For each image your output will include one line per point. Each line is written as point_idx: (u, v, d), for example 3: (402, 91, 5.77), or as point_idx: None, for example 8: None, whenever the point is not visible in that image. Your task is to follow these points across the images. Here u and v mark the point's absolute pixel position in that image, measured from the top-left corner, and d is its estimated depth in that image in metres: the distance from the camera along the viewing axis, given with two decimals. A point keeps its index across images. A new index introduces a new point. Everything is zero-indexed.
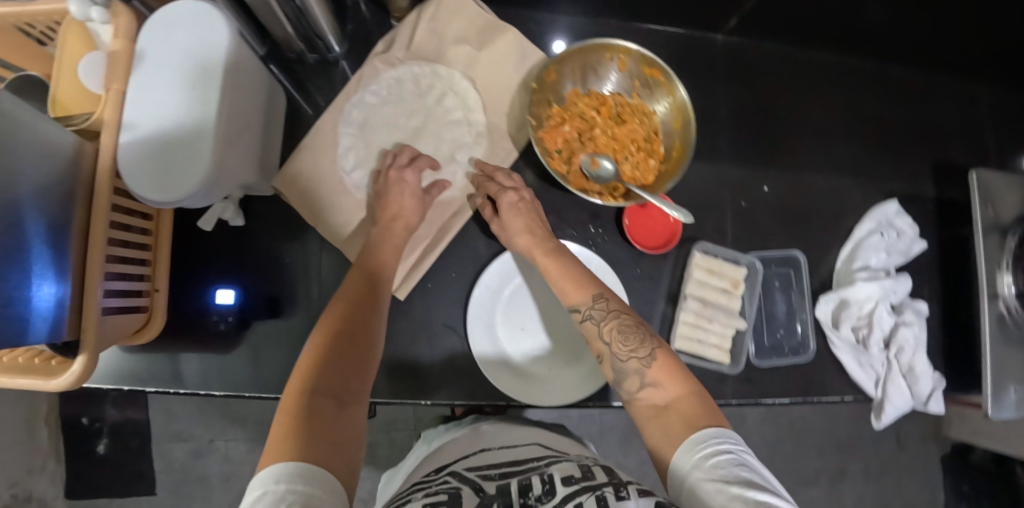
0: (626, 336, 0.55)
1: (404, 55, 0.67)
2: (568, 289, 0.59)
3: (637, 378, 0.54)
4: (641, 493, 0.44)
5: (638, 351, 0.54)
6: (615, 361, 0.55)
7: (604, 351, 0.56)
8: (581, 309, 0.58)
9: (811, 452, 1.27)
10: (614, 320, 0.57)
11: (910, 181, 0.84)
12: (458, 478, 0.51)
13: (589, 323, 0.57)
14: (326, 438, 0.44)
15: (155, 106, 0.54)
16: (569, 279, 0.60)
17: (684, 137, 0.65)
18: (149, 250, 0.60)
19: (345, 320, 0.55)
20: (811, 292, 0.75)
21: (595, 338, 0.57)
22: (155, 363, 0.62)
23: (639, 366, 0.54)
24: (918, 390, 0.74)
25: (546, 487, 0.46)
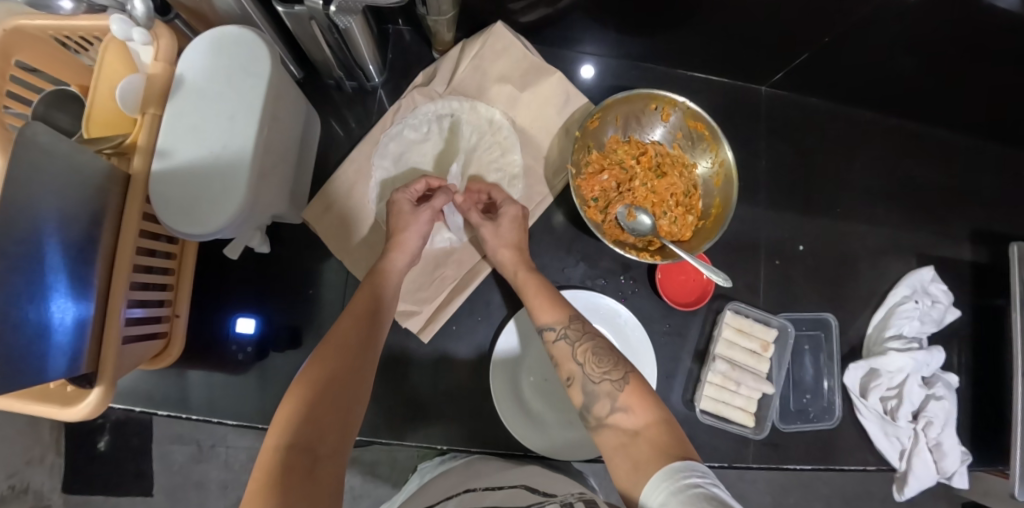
0: (601, 358, 0.54)
1: (444, 90, 0.66)
2: (544, 308, 0.57)
3: (607, 403, 0.52)
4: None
5: (610, 373, 0.53)
6: (586, 384, 0.54)
7: (576, 373, 0.54)
8: (557, 327, 0.56)
9: (817, 502, 1.26)
10: (588, 342, 0.55)
11: (948, 247, 0.82)
12: None
13: (562, 342, 0.56)
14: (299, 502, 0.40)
15: (192, 135, 0.53)
16: (541, 296, 0.58)
17: (724, 195, 0.63)
18: (172, 274, 0.59)
19: (339, 361, 0.51)
20: (841, 356, 0.73)
21: (567, 359, 0.55)
22: (167, 387, 0.61)
23: (612, 390, 0.52)
24: (943, 466, 0.72)
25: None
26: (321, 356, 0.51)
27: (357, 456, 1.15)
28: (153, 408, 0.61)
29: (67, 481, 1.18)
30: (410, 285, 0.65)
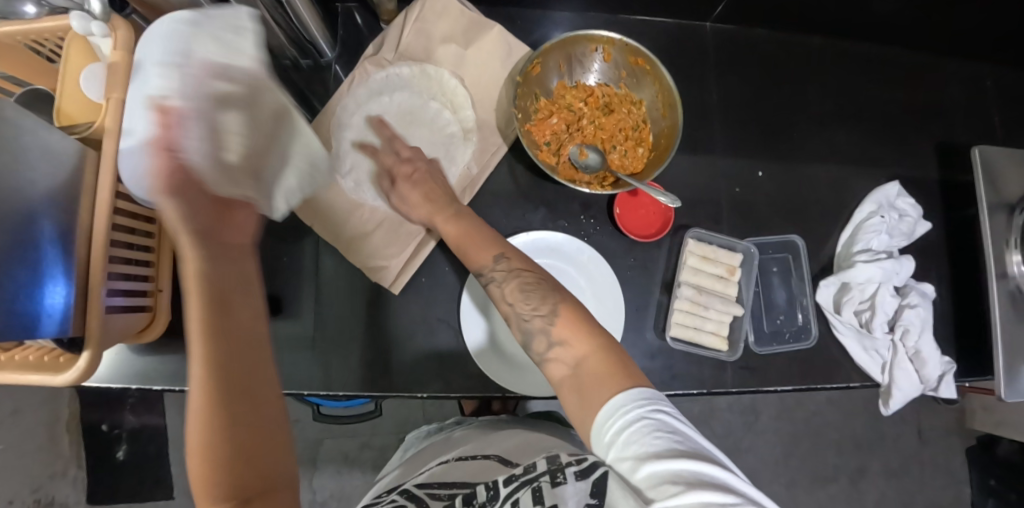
0: (527, 295, 0.55)
1: (393, 57, 0.68)
2: (476, 248, 0.59)
3: (544, 337, 0.52)
4: (580, 473, 0.41)
5: (539, 310, 0.53)
6: (520, 321, 0.54)
7: (510, 312, 0.55)
8: (486, 272, 0.58)
9: (829, 449, 1.25)
10: (515, 279, 0.56)
11: (914, 164, 0.82)
12: (407, 495, 0.52)
13: (492, 284, 0.57)
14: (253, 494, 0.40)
15: None
16: (472, 243, 0.60)
17: (671, 123, 0.65)
18: (152, 252, 0.64)
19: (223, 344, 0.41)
20: (811, 275, 0.75)
21: (500, 300, 0.57)
22: (173, 364, 0.68)
23: (543, 324, 0.52)
24: (926, 374, 0.72)
25: (489, 492, 0.47)
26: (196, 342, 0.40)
27: (366, 441, 1.18)
28: (174, 386, 0.67)
29: (91, 491, 1.22)
30: (378, 242, 0.67)
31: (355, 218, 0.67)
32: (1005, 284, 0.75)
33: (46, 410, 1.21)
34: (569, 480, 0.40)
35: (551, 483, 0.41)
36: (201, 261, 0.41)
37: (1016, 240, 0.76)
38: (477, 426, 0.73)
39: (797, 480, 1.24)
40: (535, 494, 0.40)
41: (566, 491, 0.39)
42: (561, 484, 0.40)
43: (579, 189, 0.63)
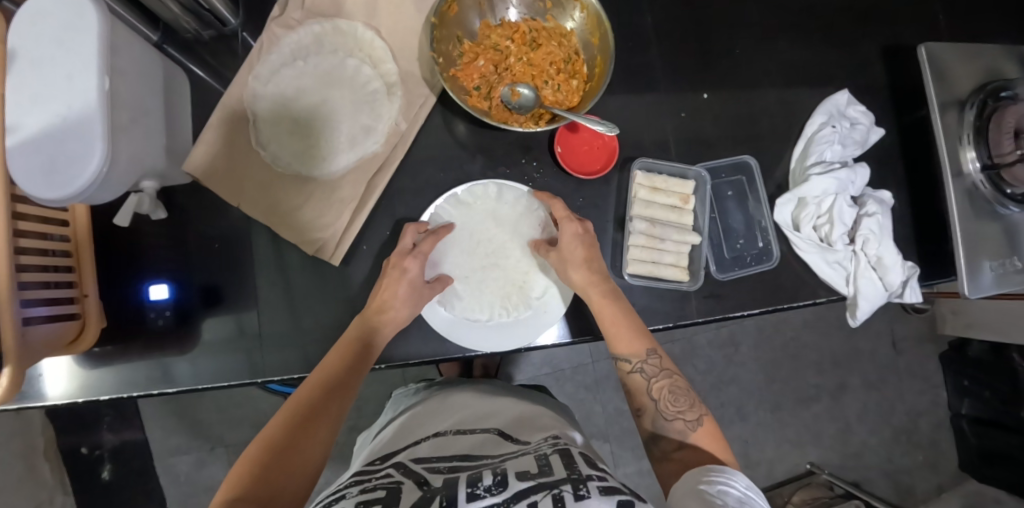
0: (676, 398, 0.54)
1: (302, 15, 0.64)
2: (622, 339, 0.57)
3: (677, 440, 0.52)
4: (603, 491, 0.39)
5: (685, 413, 0.53)
6: (659, 418, 0.54)
7: (649, 407, 0.54)
8: (633, 361, 0.56)
9: (809, 369, 1.37)
10: (666, 379, 0.55)
11: (863, 69, 0.80)
12: (403, 470, 0.46)
13: (638, 375, 0.56)
14: (253, 503, 0.41)
15: (39, 103, 0.51)
16: (614, 320, 0.58)
17: (604, 51, 0.62)
18: (71, 256, 0.59)
19: (346, 367, 0.54)
20: (768, 195, 0.73)
21: (641, 392, 0.56)
22: (140, 368, 0.62)
23: (684, 428, 0.52)
24: (890, 281, 0.71)
25: (497, 478, 0.43)
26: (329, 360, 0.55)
27: (352, 425, 1.16)
28: (126, 393, 0.62)
29: None
30: (311, 213, 0.63)
31: (287, 190, 0.63)
32: (963, 182, 0.74)
33: None
34: (594, 496, 0.38)
35: (573, 495, 0.38)
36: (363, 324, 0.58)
37: (969, 136, 0.75)
38: (475, 389, 0.69)
39: (783, 404, 1.36)
40: (559, 504, 0.37)
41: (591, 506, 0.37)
42: (585, 498, 0.37)
43: (512, 129, 0.61)
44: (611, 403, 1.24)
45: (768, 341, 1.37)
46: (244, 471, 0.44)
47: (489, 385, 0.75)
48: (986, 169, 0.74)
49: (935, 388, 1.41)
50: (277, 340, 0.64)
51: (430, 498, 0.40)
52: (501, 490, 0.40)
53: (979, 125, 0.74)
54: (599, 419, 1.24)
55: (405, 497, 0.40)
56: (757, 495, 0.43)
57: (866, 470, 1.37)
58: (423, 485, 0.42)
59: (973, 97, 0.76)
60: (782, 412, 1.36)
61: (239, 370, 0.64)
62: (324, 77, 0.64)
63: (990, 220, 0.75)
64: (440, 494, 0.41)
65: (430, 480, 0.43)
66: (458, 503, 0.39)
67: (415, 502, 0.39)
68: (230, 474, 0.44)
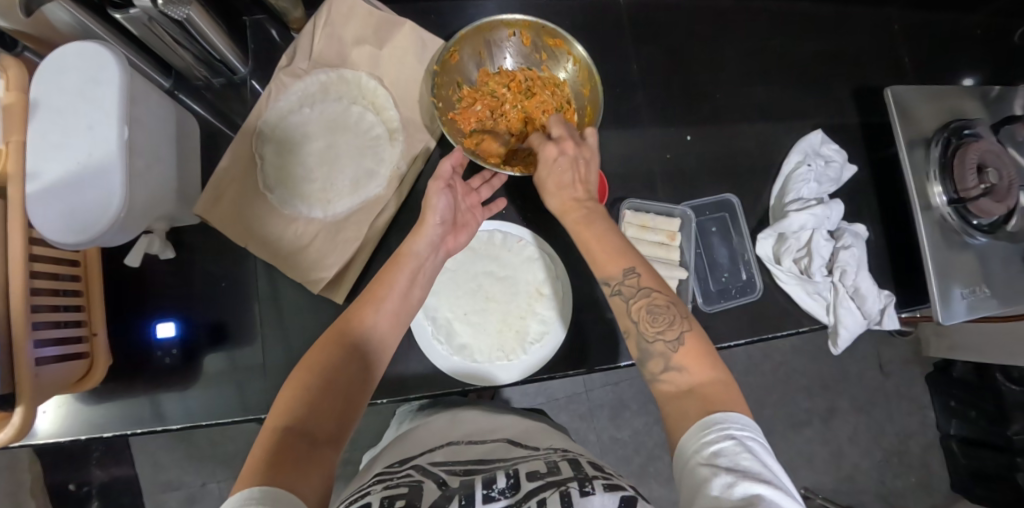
0: (655, 317, 0.52)
1: (308, 66, 0.68)
2: (606, 260, 0.55)
3: (661, 360, 0.50)
4: (607, 488, 0.41)
5: (664, 333, 0.51)
6: (641, 340, 0.52)
7: (632, 329, 0.53)
8: (611, 283, 0.55)
9: (799, 394, 1.40)
10: (644, 298, 0.53)
11: (836, 111, 0.85)
12: (421, 472, 0.48)
13: (617, 298, 0.54)
14: (292, 462, 0.40)
15: (59, 151, 0.53)
16: (602, 252, 0.56)
17: (593, 101, 0.68)
18: (82, 297, 0.61)
19: (368, 324, 0.52)
20: (750, 231, 0.78)
21: (623, 314, 0.54)
22: (137, 406, 0.64)
23: (665, 349, 0.50)
24: (868, 309, 0.74)
25: (510, 480, 0.45)
26: (350, 314, 0.53)
27: (348, 458, 1.16)
28: (127, 430, 0.63)
29: None
30: (315, 253, 0.65)
31: (291, 229, 0.65)
32: (931, 215, 0.79)
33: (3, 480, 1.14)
34: (597, 491, 0.40)
35: (579, 491, 0.40)
36: (387, 282, 0.56)
37: (935, 172, 0.80)
38: (480, 407, 0.71)
39: (774, 428, 1.38)
40: (565, 498, 0.39)
41: (595, 502, 0.39)
42: (589, 494, 0.40)
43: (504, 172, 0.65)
44: (605, 431, 1.26)
45: (757, 366, 1.40)
46: (273, 432, 0.42)
47: (492, 404, 0.77)
48: (952, 202, 0.79)
49: (923, 410, 1.44)
50: (280, 376, 0.66)
51: (450, 497, 0.42)
52: (514, 492, 0.42)
53: (943, 162, 0.80)
54: (593, 447, 1.25)
55: (425, 496, 0.43)
56: (754, 432, 0.41)
57: (859, 494, 1.38)
58: (442, 486, 0.44)
59: (938, 136, 0.82)
60: (774, 436, 1.38)
61: (241, 407, 0.65)
62: (331, 122, 0.68)
63: (961, 249, 0.79)
64: (458, 493, 0.43)
65: (448, 481, 0.46)
66: (475, 503, 0.41)
67: (435, 500, 0.42)
68: (259, 433, 0.43)
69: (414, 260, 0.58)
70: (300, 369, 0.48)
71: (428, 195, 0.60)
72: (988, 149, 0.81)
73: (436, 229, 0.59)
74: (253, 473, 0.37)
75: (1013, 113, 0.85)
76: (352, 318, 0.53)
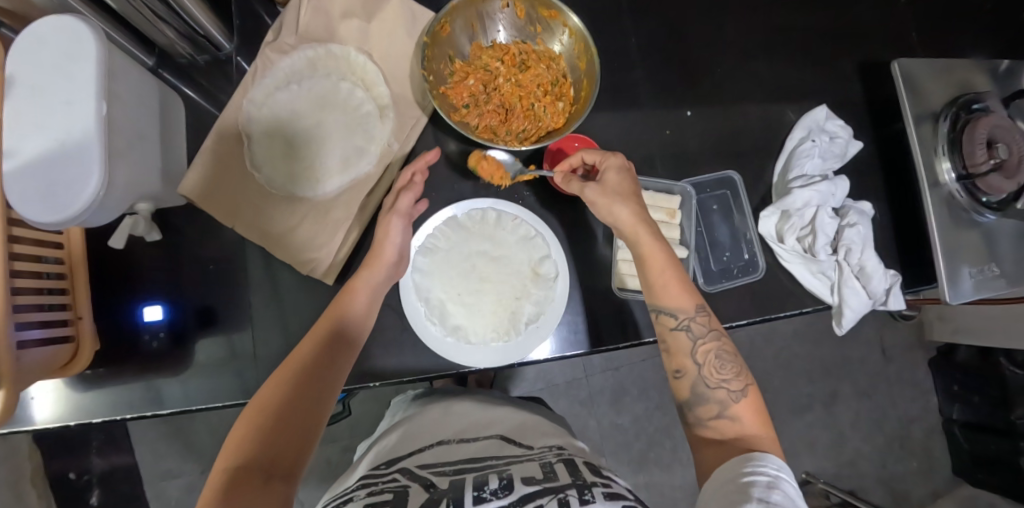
0: (721, 364, 0.53)
1: (296, 40, 0.65)
2: (668, 293, 0.56)
3: (717, 408, 0.52)
4: (607, 497, 0.41)
5: (730, 382, 0.52)
6: (699, 382, 0.53)
7: (692, 371, 0.54)
8: (677, 317, 0.56)
9: (802, 379, 1.39)
10: (712, 342, 0.54)
11: (841, 86, 0.83)
12: (410, 475, 0.47)
13: (682, 333, 0.55)
14: (236, 503, 0.39)
15: (36, 128, 0.51)
16: (659, 281, 0.57)
17: (590, 74, 0.65)
18: (67, 279, 0.59)
19: (320, 355, 0.53)
20: (753, 209, 0.76)
21: (684, 353, 0.55)
22: (128, 391, 0.62)
23: (725, 398, 0.52)
24: (873, 290, 0.72)
25: (502, 481, 0.43)
26: (301, 349, 0.53)
27: (347, 445, 1.16)
28: (119, 415, 0.62)
29: None
30: (305, 234, 0.64)
31: (279, 211, 0.64)
32: (939, 192, 0.77)
33: None
34: (598, 500, 0.40)
35: (579, 499, 0.39)
36: (336, 314, 0.56)
37: (944, 148, 0.78)
38: (474, 399, 0.69)
39: (776, 413, 1.37)
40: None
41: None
42: (589, 502, 0.39)
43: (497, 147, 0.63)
44: (605, 417, 1.25)
45: (759, 352, 1.38)
46: (221, 476, 0.42)
47: (484, 393, 0.76)
48: (961, 179, 0.76)
49: (926, 395, 1.43)
50: (271, 359, 0.65)
51: (437, 501, 0.41)
52: (506, 494, 0.41)
53: (953, 137, 0.77)
54: (593, 433, 1.24)
55: (411, 501, 0.42)
56: (789, 476, 0.43)
57: (861, 479, 1.38)
58: (431, 490, 0.43)
59: (947, 110, 0.79)
60: (776, 422, 1.37)
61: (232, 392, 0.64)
62: (319, 99, 0.66)
63: (968, 228, 0.77)
64: (446, 496, 0.42)
65: (437, 482, 0.45)
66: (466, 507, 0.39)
67: (422, 504, 0.41)
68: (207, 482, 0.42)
69: (368, 290, 0.59)
70: (250, 409, 0.48)
71: (385, 226, 0.61)
72: (998, 123, 0.79)
73: (391, 265, 0.61)
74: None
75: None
76: (305, 353, 0.52)
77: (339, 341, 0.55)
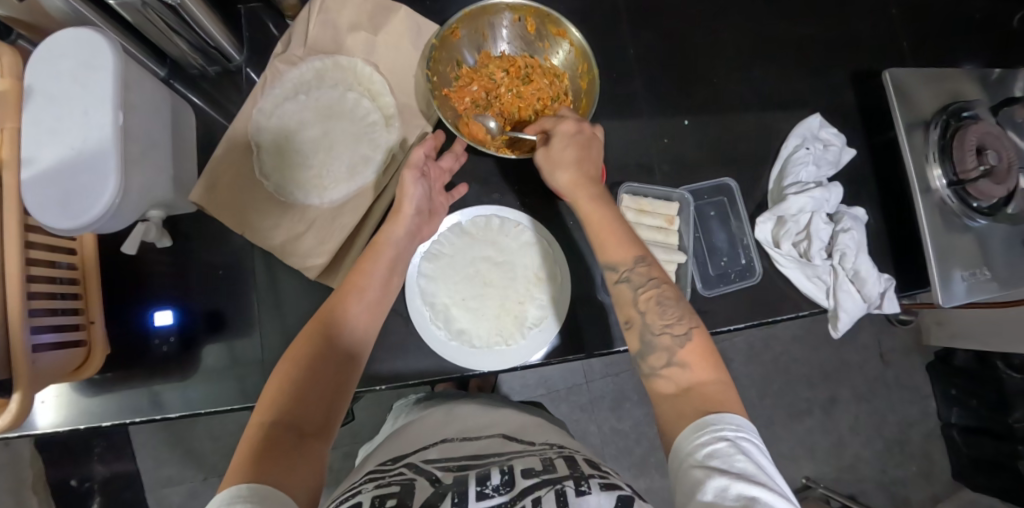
0: (663, 309, 0.53)
1: (304, 52, 0.67)
2: (614, 247, 0.56)
3: (665, 354, 0.50)
4: (603, 487, 0.41)
5: (673, 326, 0.51)
6: (646, 331, 0.52)
7: (637, 320, 0.53)
8: (620, 269, 0.56)
9: (800, 383, 1.40)
10: (652, 290, 0.54)
11: (834, 95, 0.85)
12: (415, 469, 0.48)
13: (624, 285, 0.55)
14: (278, 457, 0.40)
15: (53, 136, 0.53)
16: (611, 238, 0.57)
17: (590, 95, 0.67)
18: (80, 285, 0.61)
19: (350, 310, 0.53)
20: (750, 216, 0.77)
21: (628, 304, 0.54)
22: (135, 395, 0.64)
23: (671, 343, 0.50)
24: (868, 293, 0.74)
25: (506, 476, 0.44)
26: (331, 303, 0.53)
27: (350, 450, 1.16)
28: (127, 419, 0.63)
29: None
30: (310, 238, 0.65)
31: (285, 214, 0.65)
32: (931, 197, 0.78)
33: None
34: (594, 490, 0.40)
35: (575, 490, 0.40)
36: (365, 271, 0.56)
37: (934, 154, 0.80)
38: (475, 403, 0.70)
39: (776, 418, 1.38)
40: (561, 498, 0.39)
41: (591, 501, 0.39)
42: (585, 493, 0.40)
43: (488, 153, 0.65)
44: (606, 422, 1.26)
45: (758, 357, 1.40)
46: (260, 426, 0.43)
47: (485, 397, 0.77)
48: (952, 185, 0.78)
49: (924, 399, 1.44)
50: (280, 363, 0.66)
51: (442, 494, 0.42)
52: (508, 489, 0.42)
53: (943, 144, 0.80)
54: (594, 438, 1.25)
55: (417, 494, 0.42)
56: (747, 433, 0.41)
57: (860, 483, 1.38)
58: (435, 483, 0.44)
59: (937, 118, 0.81)
60: (775, 426, 1.37)
61: (240, 394, 0.65)
62: (326, 108, 0.68)
63: (961, 231, 0.79)
64: (451, 490, 0.42)
65: (441, 477, 0.45)
66: (468, 500, 0.40)
67: (427, 498, 0.41)
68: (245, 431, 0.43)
69: (395, 247, 0.59)
70: (285, 362, 0.48)
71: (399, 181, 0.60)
72: (988, 131, 0.81)
73: (412, 219, 0.60)
74: (245, 471, 0.38)
75: (1013, 95, 0.85)
76: (332, 311, 0.52)
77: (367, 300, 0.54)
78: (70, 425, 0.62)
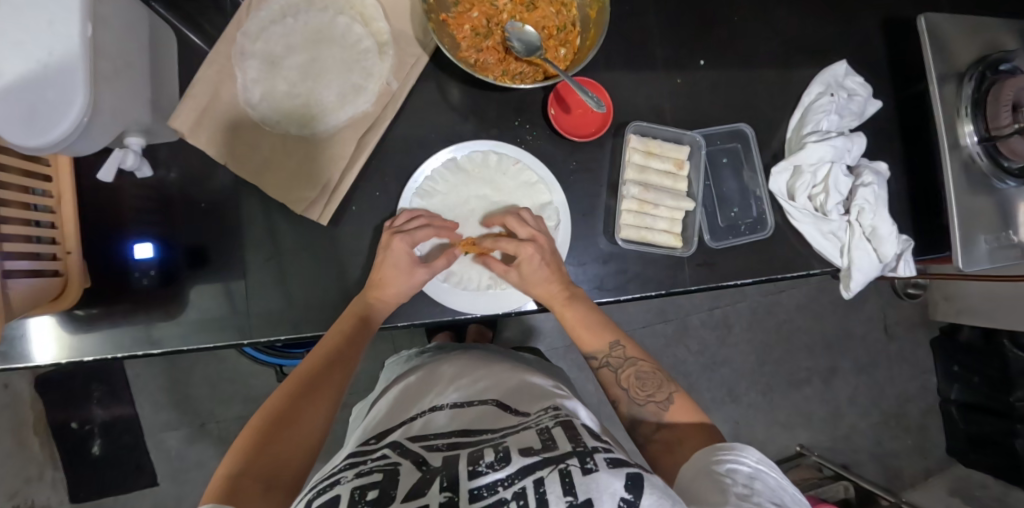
0: (643, 382, 0.57)
1: None
2: (583, 333, 0.61)
3: (654, 420, 0.54)
4: (610, 464, 0.40)
5: (654, 395, 0.56)
6: (632, 405, 0.56)
7: (622, 396, 0.57)
8: (599, 356, 0.61)
9: (802, 352, 1.38)
10: (631, 367, 0.59)
11: (863, 40, 0.79)
12: (400, 450, 0.45)
13: (606, 369, 0.60)
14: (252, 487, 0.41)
15: (15, 46, 0.48)
16: (585, 327, 0.61)
17: (598, 24, 0.62)
18: (55, 213, 0.58)
19: (337, 351, 0.56)
20: (763, 165, 0.73)
21: (612, 384, 0.59)
22: (119, 330, 0.62)
23: (657, 409, 0.55)
24: (884, 253, 0.70)
25: (501, 454, 0.42)
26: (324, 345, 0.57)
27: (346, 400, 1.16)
28: (110, 354, 0.61)
29: (72, 490, 1.15)
30: (300, 172, 0.62)
31: (271, 147, 0.61)
32: (959, 154, 0.74)
33: (8, 414, 1.14)
34: (602, 469, 0.39)
35: (581, 469, 0.38)
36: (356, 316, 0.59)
37: (967, 109, 0.74)
38: (467, 356, 0.68)
39: (774, 385, 1.37)
40: (567, 480, 0.37)
41: (599, 479, 0.37)
42: (593, 471, 0.38)
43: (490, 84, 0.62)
44: None
45: (761, 323, 1.37)
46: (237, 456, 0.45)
47: (481, 349, 0.75)
48: (983, 141, 0.73)
49: (925, 374, 1.42)
50: (269, 300, 0.64)
51: (431, 480, 0.40)
52: (504, 466, 0.40)
53: (977, 98, 0.73)
54: (591, 397, 1.24)
55: (403, 480, 0.40)
56: (769, 467, 0.44)
57: (856, 453, 1.38)
58: (422, 467, 0.41)
59: (972, 70, 0.75)
60: (773, 394, 1.36)
61: (226, 331, 0.63)
62: (317, 34, 0.63)
63: (984, 194, 0.74)
64: (441, 475, 0.40)
65: (429, 459, 0.43)
66: (462, 480, 0.39)
67: (415, 483, 0.39)
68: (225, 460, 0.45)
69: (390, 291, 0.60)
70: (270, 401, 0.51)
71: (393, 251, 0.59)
72: None
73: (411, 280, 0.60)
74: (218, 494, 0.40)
75: None
76: (318, 360, 0.55)
77: (348, 355, 0.56)
78: (53, 358, 0.60)
